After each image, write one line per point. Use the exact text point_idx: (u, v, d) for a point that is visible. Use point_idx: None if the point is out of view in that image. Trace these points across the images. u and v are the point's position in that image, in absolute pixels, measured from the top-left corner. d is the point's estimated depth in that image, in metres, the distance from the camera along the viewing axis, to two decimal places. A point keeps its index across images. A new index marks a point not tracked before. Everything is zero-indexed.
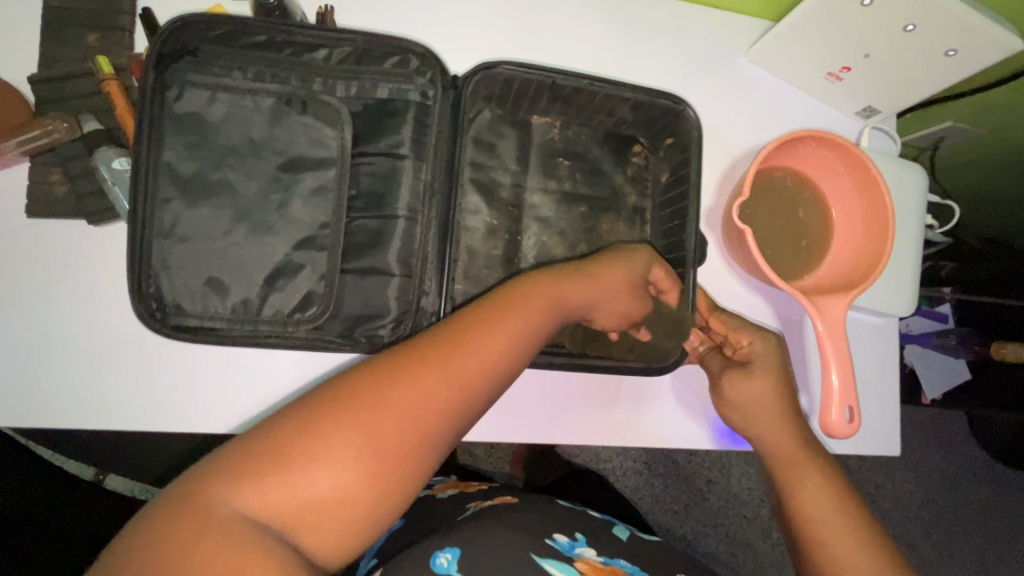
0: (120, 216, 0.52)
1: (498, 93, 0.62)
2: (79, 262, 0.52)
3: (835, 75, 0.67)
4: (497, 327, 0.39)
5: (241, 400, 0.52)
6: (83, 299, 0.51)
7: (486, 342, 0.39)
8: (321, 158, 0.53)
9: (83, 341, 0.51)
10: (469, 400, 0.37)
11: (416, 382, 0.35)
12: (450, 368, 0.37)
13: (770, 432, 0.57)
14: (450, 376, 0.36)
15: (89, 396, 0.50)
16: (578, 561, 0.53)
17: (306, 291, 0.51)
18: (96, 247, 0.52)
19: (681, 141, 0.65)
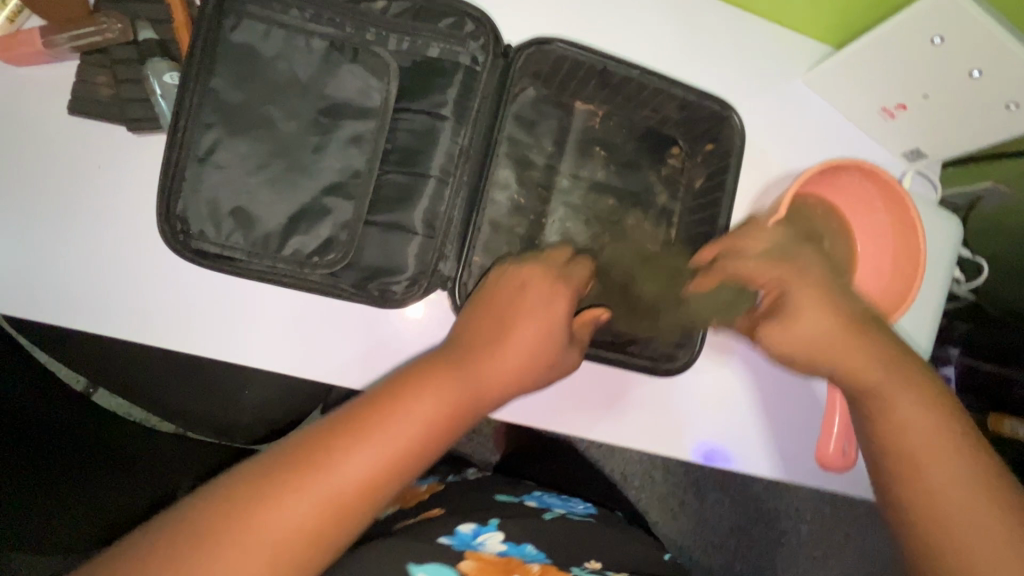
0: (161, 127, 0.53)
1: (548, 71, 0.61)
2: (120, 172, 0.54)
3: (890, 112, 0.70)
4: (367, 446, 0.41)
5: (247, 334, 0.53)
6: (119, 209, 0.53)
7: (357, 461, 0.41)
8: (364, 109, 0.53)
9: (118, 255, 0.53)
10: (337, 520, 0.40)
11: (281, 509, 0.38)
12: (333, 485, 0.40)
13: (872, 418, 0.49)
14: (334, 493, 0.39)
15: (115, 307, 0.53)
16: (463, 561, 0.53)
17: (327, 237, 0.52)
18: (137, 158, 0.54)
19: (721, 148, 0.65)
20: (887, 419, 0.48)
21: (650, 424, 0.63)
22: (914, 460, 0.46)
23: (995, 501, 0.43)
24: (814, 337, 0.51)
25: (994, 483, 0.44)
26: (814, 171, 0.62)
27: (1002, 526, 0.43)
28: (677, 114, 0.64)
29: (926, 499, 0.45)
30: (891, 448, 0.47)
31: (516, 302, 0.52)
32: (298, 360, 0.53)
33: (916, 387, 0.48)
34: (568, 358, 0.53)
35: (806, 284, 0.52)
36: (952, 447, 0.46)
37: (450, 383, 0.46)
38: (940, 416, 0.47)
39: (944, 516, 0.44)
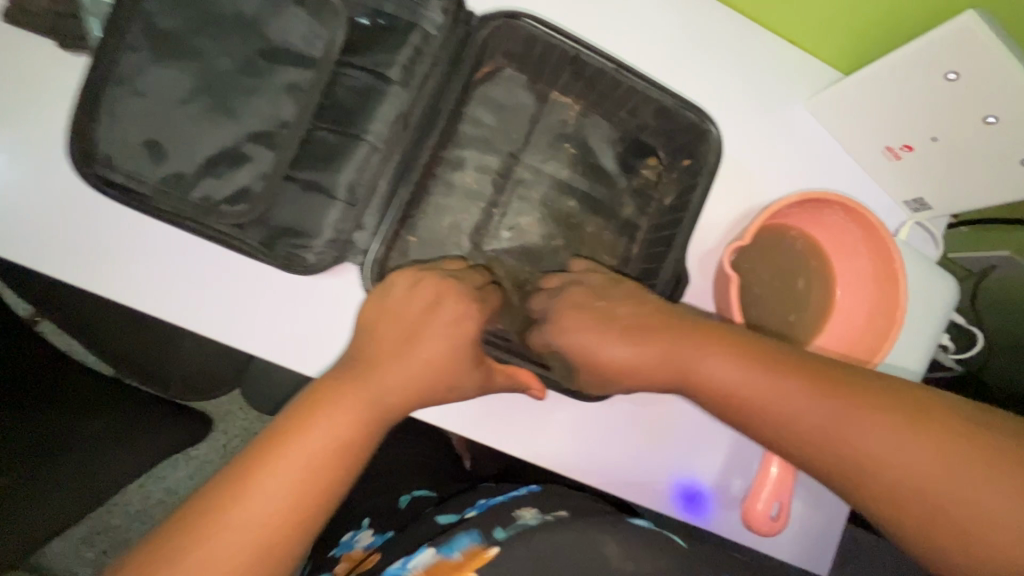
0: (90, 49, 0.50)
1: (521, 51, 0.56)
2: (43, 89, 0.50)
3: (894, 152, 0.64)
4: (270, 480, 0.40)
5: (157, 277, 0.51)
6: (34, 127, 0.50)
7: (262, 496, 0.40)
8: (305, 57, 0.49)
9: (25, 173, 0.49)
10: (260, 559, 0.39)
11: (191, 564, 0.37)
12: (242, 526, 0.39)
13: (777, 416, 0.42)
14: (244, 535, 0.39)
15: (17, 226, 0.49)
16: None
17: (242, 186, 0.48)
18: (64, 77, 0.51)
19: (696, 165, 0.59)
20: (758, 414, 0.43)
21: (576, 448, 0.59)
22: (815, 436, 0.40)
23: (888, 419, 0.38)
24: (614, 369, 0.49)
25: (869, 396, 0.39)
26: (789, 201, 0.57)
27: (915, 445, 0.37)
28: (655, 120, 0.59)
29: (856, 475, 0.38)
30: (786, 440, 0.42)
31: (421, 325, 0.47)
32: (204, 316, 0.51)
33: (722, 351, 0.45)
34: (477, 376, 0.49)
35: (583, 332, 0.50)
36: (813, 393, 0.41)
37: (354, 408, 0.44)
38: (784, 366, 0.43)
39: (883, 481, 0.37)
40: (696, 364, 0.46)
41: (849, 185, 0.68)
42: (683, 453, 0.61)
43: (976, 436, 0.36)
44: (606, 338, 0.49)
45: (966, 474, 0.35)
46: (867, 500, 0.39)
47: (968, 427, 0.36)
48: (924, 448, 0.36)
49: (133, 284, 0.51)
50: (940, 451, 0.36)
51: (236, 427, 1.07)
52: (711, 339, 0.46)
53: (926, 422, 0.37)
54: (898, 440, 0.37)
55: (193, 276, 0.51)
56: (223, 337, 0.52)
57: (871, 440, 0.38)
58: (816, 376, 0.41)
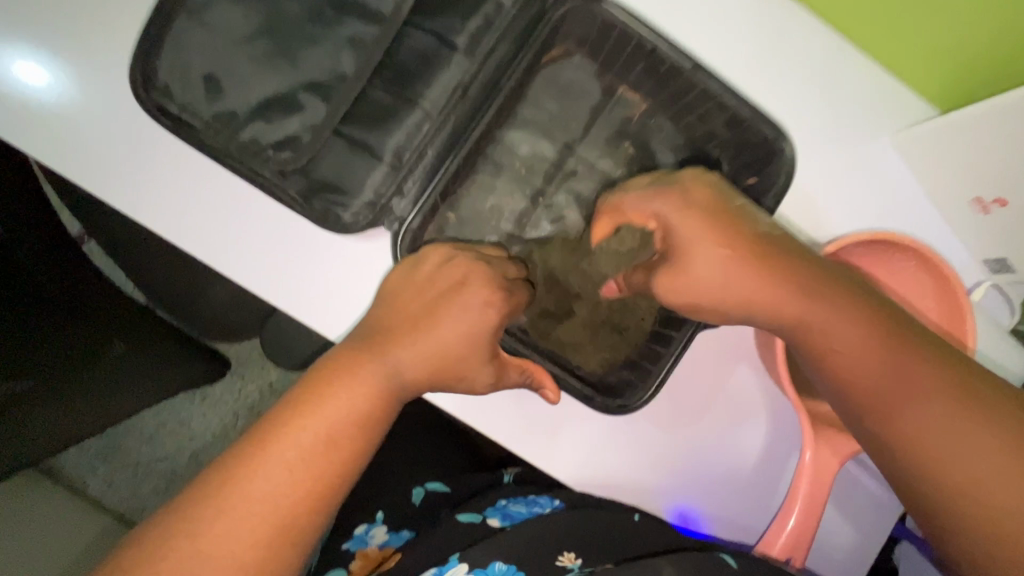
0: None
1: (595, 38, 0.53)
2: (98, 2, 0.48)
3: (983, 206, 0.58)
4: (296, 441, 0.39)
5: (194, 210, 0.50)
6: (88, 42, 0.48)
7: (287, 457, 0.39)
8: (373, 12, 0.47)
9: (75, 87, 0.48)
10: (288, 521, 0.38)
11: (219, 519, 0.37)
12: (268, 485, 0.38)
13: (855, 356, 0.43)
14: (270, 495, 0.38)
15: (60, 137, 0.48)
16: None
17: (291, 133, 0.48)
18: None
19: (761, 186, 0.55)
20: (836, 363, 0.44)
21: (588, 460, 0.56)
22: (880, 398, 0.42)
23: (955, 395, 0.40)
24: (705, 276, 0.46)
25: (945, 373, 0.41)
26: (859, 239, 0.53)
27: (968, 424, 0.39)
28: (724, 131, 0.54)
29: (906, 444, 0.41)
30: (855, 395, 0.44)
31: (443, 302, 0.47)
32: (234, 258, 0.51)
33: (836, 300, 0.44)
34: (494, 370, 0.48)
35: (693, 216, 0.47)
36: (898, 357, 0.42)
37: (370, 381, 0.43)
38: (878, 331, 0.43)
39: (929, 454, 0.40)
40: (794, 306, 0.45)
41: (921, 232, 0.63)
42: (703, 489, 0.57)
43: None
44: (710, 254, 0.46)
45: (1000, 456, 0.38)
46: (906, 465, 0.41)
47: (1022, 415, 0.39)
48: (974, 426, 0.39)
49: (168, 214, 0.50)
50: (991, 432, 0.38)
51: (254, 373, 1.09)
52: (824, 287, 0.45)
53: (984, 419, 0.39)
54: (954, 414, 0.39)
55: (230, 220, 0.50)
56: (251, 285, 0.51)
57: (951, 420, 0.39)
58: (911, 345, 0.42)
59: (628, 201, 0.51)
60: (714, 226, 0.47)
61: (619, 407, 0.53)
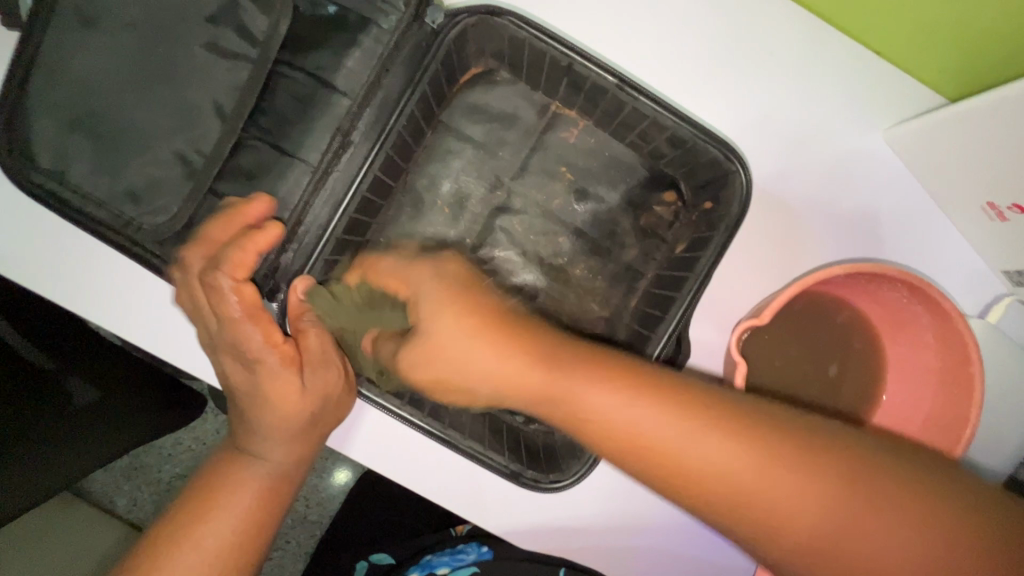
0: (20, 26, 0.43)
1: (510, 54, 0.46)
2: None
3: (999, 212, 0.48)
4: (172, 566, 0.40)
5: (84, 281, 0.46)
6: None
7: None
8: (242, 53, 0.41)
9: None
10: None
11: None
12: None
13: (680, 460, 0.33)
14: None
15: None
16: None
17: (164, 197, 0.43)
18: None
19: (715, 213, 0.47)
20: (654, 460, 0.34)
21: (532, 530, 0.51)
22: (728, 489, 0.33)
23: (798, 460, 0.32)
24: (450, 358, 0.38)
25: (774, 439, 0.33)
26: (836, 272, 0.44)
27: (830, 483, 0.32)
28: (670, 150, 0.47)
29: (774, 533, 0.33)
30: (698, 498, 0.34)
31: (236, 346, 0.40)
32: (133, 329, 0.47)
33: (616, 387, 0.35)
34: (317, 385, 0.42)
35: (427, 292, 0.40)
36: (713, 436, 0.33)
37: (242, 491, 0.42)
38: (629, 385, 0.35)
39: (799, 533, 0.32)
40: (577, 391, 0.35)
41: (925, 245, 0.54)
42: (666, 548, 0.52)
43: (884, 465, 0.33)
44: (449, 327, 0.38)
45: (865, 510, 0.32)
46: (786, 559, 0.33)
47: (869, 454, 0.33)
48: (828, 491, 0.32)
49: (55, 287, 0.46)
50: (848, 489, 0.32)
51: None
52: (595, 362, 0.37)
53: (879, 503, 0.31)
54: (789, 476, 0.32)
55: (126, 287, 0.47)
56: (160, 354, 0.48)
57: (838, 515, 0.32)
58: (717, 417, 0.34)
59: (385, 263, 0.44)
60: (431, 300, 0.39)
61: (553, 484, 0.47)
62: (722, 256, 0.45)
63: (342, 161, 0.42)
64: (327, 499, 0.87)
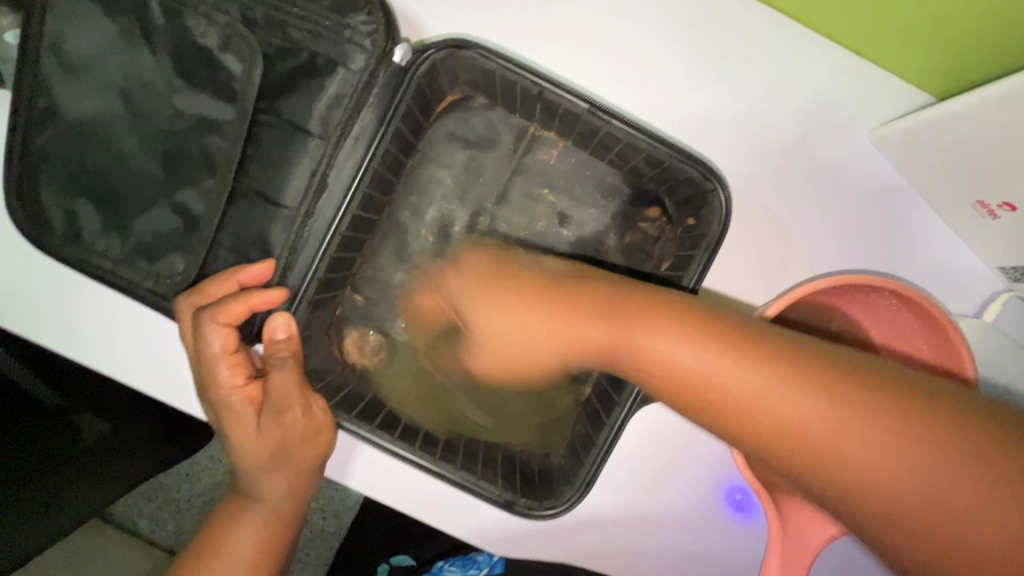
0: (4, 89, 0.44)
1: (483, 83, 0.46)
2: None
3: (988, 209, 0.47)
4: None
5: (87, 328, 0.47)
6: None
7: None
8: (219, 103, 0.42)
9: None
10: None
11: None
12: None
13: (711, 382, 0.34)
14: None
15: None
16: None
17: (157, 248, 0.44)
18: None
19: (698, 229, 0.47)
20: (702, 393, 0.34)
21: (541, 546, 0.52)
22: (755, 412, 0.32)
23: (852, 390, 0.31)
24: (502, 339, 0.41)
25: (804, 358, 0.33)
26: (821, 284, 0.44)
27: (874, 405, 0.30)
28: (648, 168, 0.47)
29: (852, 490, 0.30)
30: (721, 418, 0.34)
31: (228, 385, 0.41)
32: (137, 374, 0.48)
33: (657, 312, 0.36)
34: (303, 428, 0.42)
35: (465, 289, 0.44)
36: (789, 379, 0.32)
37: (240, 535, 0.44)
38: (666, 311, 0.36)
39: (829, 460, 0.30)
40: (637, 339, 0.36)
41: (916, 249, 0.53)
42: (670, 554, 0.52)
43: (960, 411, 0.29)
44: (489, 302, 0.42)
45: (911, 438, 0.29)
46: (815, 485, 0.32)
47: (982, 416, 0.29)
48: (873, 421, 0.30)
49: (60, 336, 0.47)
50: (951, 449, 0.28)
51: None
52: (640, 304, 0.37)
53: (926, 424, 0.29)
54: (822, 391, 0.31)
55: (125, 333, 0.48)
56: (160, 396, 0.49)
57: (877, 438, 0.29)
58: (755, 344, 0.34)
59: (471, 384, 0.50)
60: (470, 295, 0.43)
61: (547, 510, 0.47)
62: (705, 274, 0.46)
63: (321, 203, 0.43)
64: (344, 509, 0.86)
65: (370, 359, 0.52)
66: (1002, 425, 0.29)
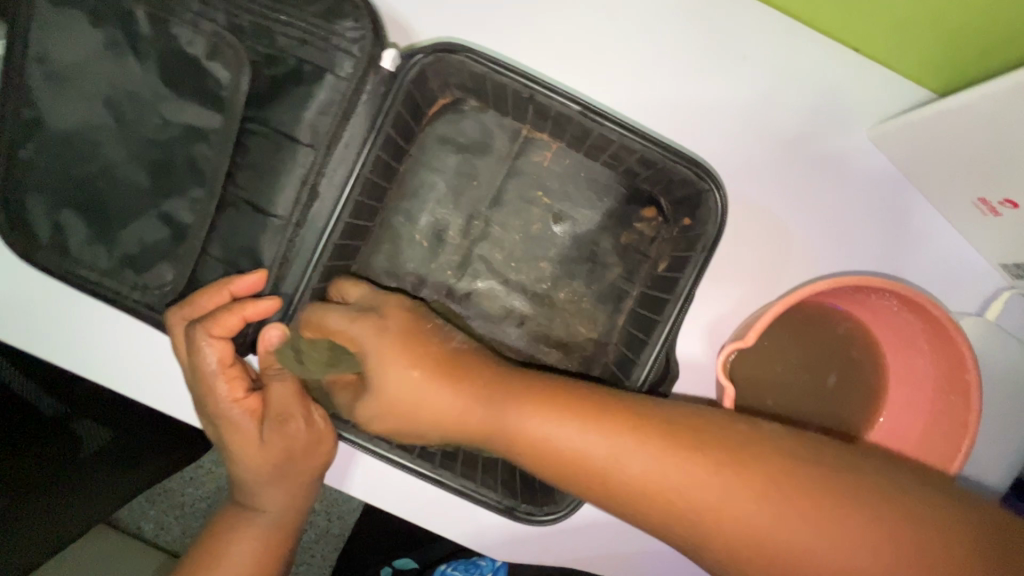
0: None
1: (474, 87, 0.46)
2: None
3: (990, 207, 0.46)
4: None
5: (82, 340, 0.47)
6: None
7: None
8: (207, 112, 0.42)
9: None
10: None
11: None
12: None
13: (601, 464, 0.35)
14: None
15: None
16: None
17: (148, 259, 0.43)
18: None
19: (694, 230, 0.46)
20: (592, 478, 0.35)
21: (543, 550, 0.51)
22: (642, 495, 0.34)
23: (717, 465, 0.33)
24: (412, 401, 0.38)
25: (673, 435, 0.34)
26: (820, 287, 0.44)
27: (738, 479, 0.32)
28: (642, 170, 0.47)
29: (729, 552, 0.33)
30: (613, 499, 0.35)
31: (223, 395, 0.41)
32: (133, 385, 0.48)
33: (536, 404, 0.37)
34: (299, 438, 0.42)
35: (376, 344, 0.39)
36: (651, 449, 0.34)
37: (238, 545, 0.43)
38: (551, 399, 0.37)
39: (709, 531, 0.33)
40: (515, 421, 0.37)
41: (918, 245, 0.53)
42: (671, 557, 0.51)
43: (805, 465, 0.32)
44: (399, 366, 0.38)
45: (776, 506, 0.31)
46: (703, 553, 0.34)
47: (819, 466, 0.32)
48: (741, 492, 0.32)
49: (55, 348, 0.47)
50: (788, 501, 0.31)
51: None
52: (521, 389, 0.38)
53: (785, 488, 0.32)
54: (692, 471, 0.33)
55: (121, 344, 0.48)
56: (157, 406, 0.49)
57: (750, 509, 0.32)
58: (628, 425, 0.35)
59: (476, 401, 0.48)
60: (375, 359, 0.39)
61: (547, 516, 0.47)
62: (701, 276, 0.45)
63: (313, 210, 0.42)
64: (347, 511, 0.86)
65: None
66: (834, 473, 0.32)
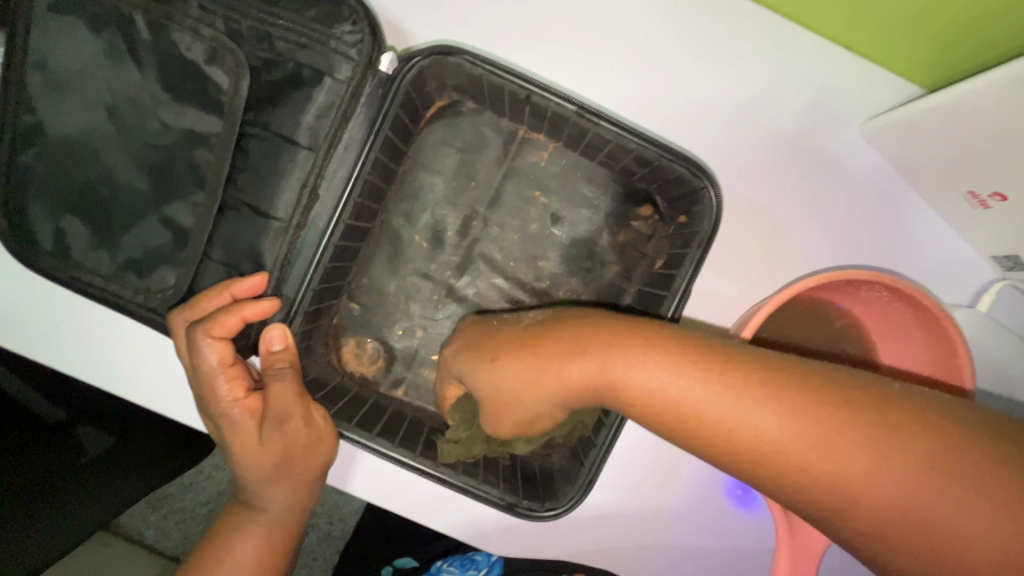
0: None
1: (472, 88, 0.46)
2: None
3: (980, 200, 0.47)
4: None
5: (84, 345, 0.48)
6: None
7: None
8: (206, 117, 0.42)
9: None
10: None
11: None
12: None
13: (715, 415, 0.32)
14: None
15: None
16: None
17: (150, 262, 0.44)
18: None
19: (690, 227, 0.47)
20: (700, 429, 0.33)
21: (545, 546, 0.52)
22: (757, 448, 0.31)
23: (861, 416, 0.29)
24: (514, 399, 0.39)
25: (807, 385, 0.31)
26: (812, 282, 0.45)
27: (887, 436, 0.29)
28: (640, 168, 0.47)
29: (856, 515, 0.29)
30: (722, 452, 0.33)
31: (225, 396, 0.41)
32: (136, 388, 0.48)
33: (644, 349, 0.35)
34: (302, 437, 0.42)
35: (468, 354, 0.42)
36: (779, 407, 0.31)
37: (241, 544, 0.44)
38: (662, 345, 0.35)
39: (841, 491, 0.29)
40: (618, 373, 0.35)
41: (910, 241, 0.53)
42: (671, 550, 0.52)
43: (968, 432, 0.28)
44: (497, 368, 0.40)
45: (930, 472, 0.28)
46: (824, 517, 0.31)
47: (980, 433, 0.28)
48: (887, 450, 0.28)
49: (57, 352, 0.47)
50: (938, 468, 0.28)
51: None
52: (628, 334, 0.36)
53: (946, 452, 0.28)
54: (831, 422, 0.30)
55: (123, 348, 0.48)
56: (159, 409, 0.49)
57: (897, 471, 0.28)
58: (748, 374, 0.33)
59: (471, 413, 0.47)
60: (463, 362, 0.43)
61: (549, 511, 0.48)
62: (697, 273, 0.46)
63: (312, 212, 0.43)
64: (349, 513, 0.87)
65: (368, 367, 0.52)
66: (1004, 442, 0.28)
